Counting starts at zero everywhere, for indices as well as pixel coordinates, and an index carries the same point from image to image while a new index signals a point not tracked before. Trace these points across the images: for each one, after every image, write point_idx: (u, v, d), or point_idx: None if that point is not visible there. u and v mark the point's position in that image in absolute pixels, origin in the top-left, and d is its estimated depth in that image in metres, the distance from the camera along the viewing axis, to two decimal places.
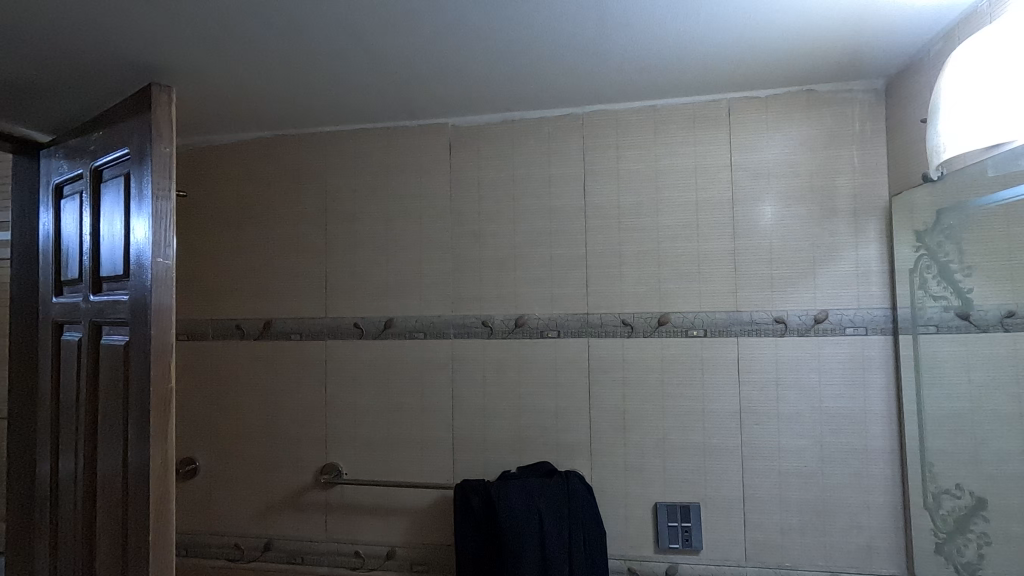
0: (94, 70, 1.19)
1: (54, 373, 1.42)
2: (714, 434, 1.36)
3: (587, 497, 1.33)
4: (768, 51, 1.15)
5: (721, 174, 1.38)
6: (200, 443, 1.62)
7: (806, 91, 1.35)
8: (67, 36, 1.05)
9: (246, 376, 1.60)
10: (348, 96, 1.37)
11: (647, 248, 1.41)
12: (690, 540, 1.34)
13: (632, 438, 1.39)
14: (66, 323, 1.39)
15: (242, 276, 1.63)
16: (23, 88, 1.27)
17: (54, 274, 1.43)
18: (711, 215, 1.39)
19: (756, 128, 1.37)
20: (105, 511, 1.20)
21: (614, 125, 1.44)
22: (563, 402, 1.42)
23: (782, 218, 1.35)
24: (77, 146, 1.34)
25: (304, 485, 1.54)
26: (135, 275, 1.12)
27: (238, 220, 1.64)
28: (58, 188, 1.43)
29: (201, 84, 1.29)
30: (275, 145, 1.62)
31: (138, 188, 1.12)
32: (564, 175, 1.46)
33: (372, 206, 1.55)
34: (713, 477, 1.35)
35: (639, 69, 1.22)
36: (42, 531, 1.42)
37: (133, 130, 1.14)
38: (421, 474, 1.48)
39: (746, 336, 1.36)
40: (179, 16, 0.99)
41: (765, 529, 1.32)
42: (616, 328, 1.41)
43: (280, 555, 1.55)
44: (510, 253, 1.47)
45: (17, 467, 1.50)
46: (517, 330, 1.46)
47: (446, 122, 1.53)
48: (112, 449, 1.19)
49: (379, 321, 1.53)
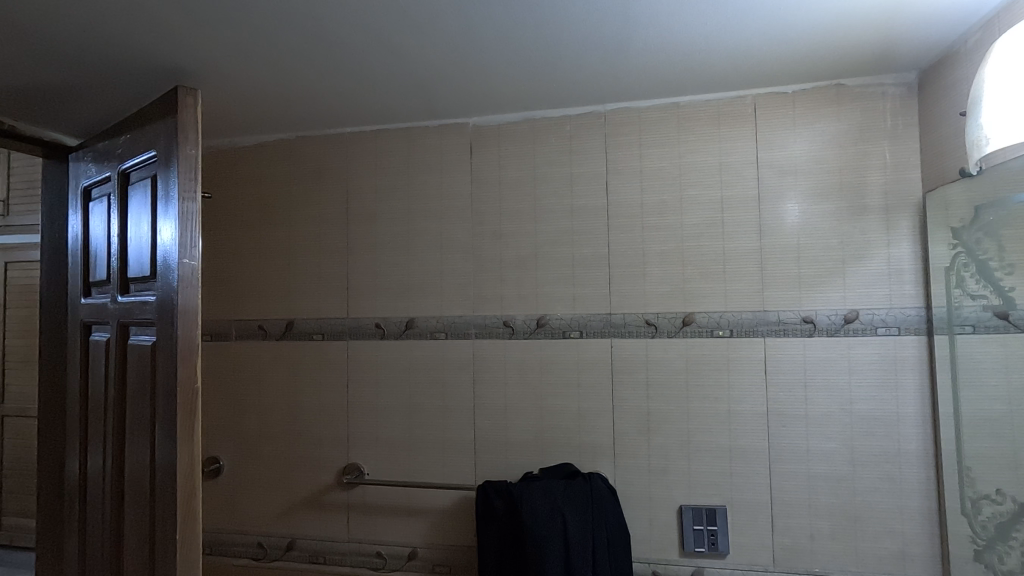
0: (122, 74, 1.21)
1: (82, 373, 1.44)
2: (740, 436, 1.33)
3: (610, 497, 1.32)
4: (796, 45, 1.13)
5: (747, 171, 1.36)
6: (224, 442, 1.63)
7: (835, 85, 1.32)
8: (97, 41, 1.06)
9: (269, 375, 1.61)
10: (370, 96, 1.37)
11: (671, 247, 1.39)
12: (716, 544, 1.31)
13: (656, 439, 1.37)
14: (94, 323, 1.41)
15: (265, 277, 1.64)
16: (53, 93, 1.29)
17: (83, 275, 1.45)
18: (737, 212, 1.36)
19: (782, 124, 1.35)
20: (133, 510, 1.21)
21: (636, 123, 1.42)
22: (585, 403, 1.41)
23: (810, 216, 1.32)
24: (105, 149, 1.36)
25: (327, 485, 1.55)
26: (162, 276, 1.13)
27: (260, 222, 1.65)
28: (86, 191, 1.45)
29: (225, 86, 1.30)
30: (297, 146, 1.63)
31: (165, 189, 1.13)
32: (586, 174, 1.44)
33: (393, 207, 1.56)
34: (740, 480, 1.32)
35: (663, 65, 1.20)
36: (72, 527, 1.44)
37: (160, 133, 1.15)
38: (442, 474, 1.48)
39: (774, 337, 1.33)
40: (205, 18, 1.00)
41: (793, 534, 1.29)
42: (639, 328, 1.39)
43: (303, 555, 1.55)
44: (532, 253, 1.46)
45: (47, 465, 1.52)
46: (539, 330, 1.45)
47: (466, 122, 1.52)
48: (140, 448, 1.20)
49: (400, 322, 1.53)
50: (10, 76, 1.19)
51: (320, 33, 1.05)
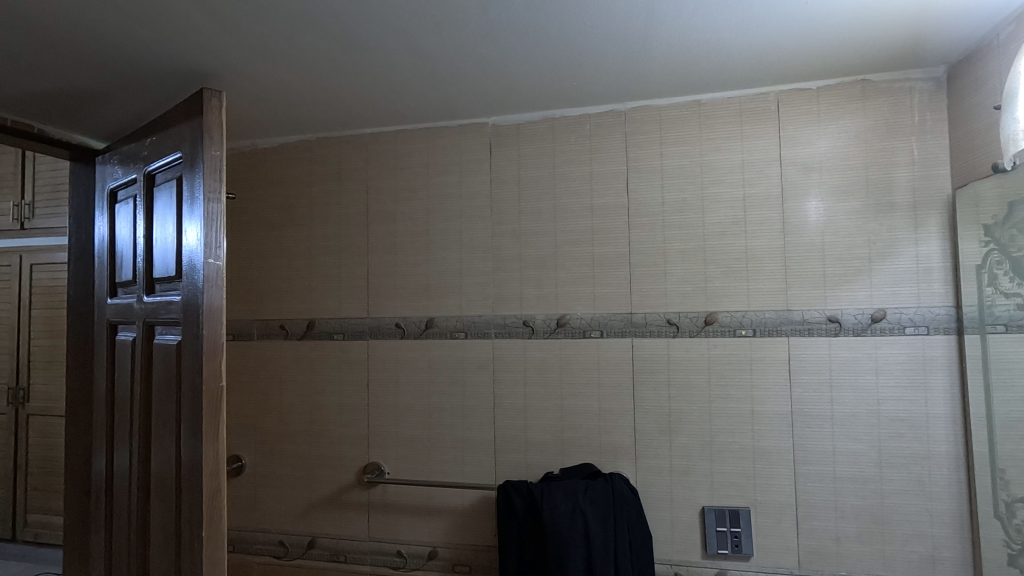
0: (148, 77, 1.23)
1: (108, 372, 1.46)
2: (764, 437, 1.31)
3: (631, 498, 1.31)
4: (822, 40, 1.11)
5: (770, 169, 1.34)
6: (246, 441, 1.65)
7: (861, 80, 1.30)
8: (125, 45, 1.08)
9: (290, 375, 1.62)
10: (391, 97, 1.37)
11: (692, 246, 1.38)
12: (740, 546, 1.30)
13: (678, 440, 1.35)
14: (120, 323, 1.44)
15: (287, 277, 1.65)
16: (81, 97, 1.32)
17: (109, 276, 1.48)
18: (760, 211, 1.35)
19: (806, 121, 1.33)
20: (160, 507, 1.23)
21: (657, 121, 1.41)
22: (606, 403, 1.40)
23: (835, 213, 1.31)
24: (131, 152, 1.38)
25: (347, 484, 1.56)
26: (187, 276, 1.15)
27: (281, 222, 1.67)
28: (112, 193, 1.48)
29: (248, 88, 1.32)
30: (318, 148, 1.65)
31: (191, 191, 1.15)
32: (607, 173, 1.44)
33: (413, 207, 1.56)
34: (764, 481, 1.31)
35: (685, 62, 1.19)
36: (98, 524, 1.47)
37: (185, 135, 1.17)
38: (463, 474, 1.48)
39: (799, 336, 1.31)
40: (231, 21, 1.01)
41: (819, 536, 1.27)
42: (660, 328, 1.38)
43: (324, 553, 1.56)
44: (552, 252, 1.46)
45: (74, 462, 1.55)
46: (559, 330, 1.44)
47: (486, 122, 1.52)
48: (166, 446, 1.21)
49: (420, 322, 1.54)
50: (41, 80, 1.22)
51: (343, 34, 1.06)
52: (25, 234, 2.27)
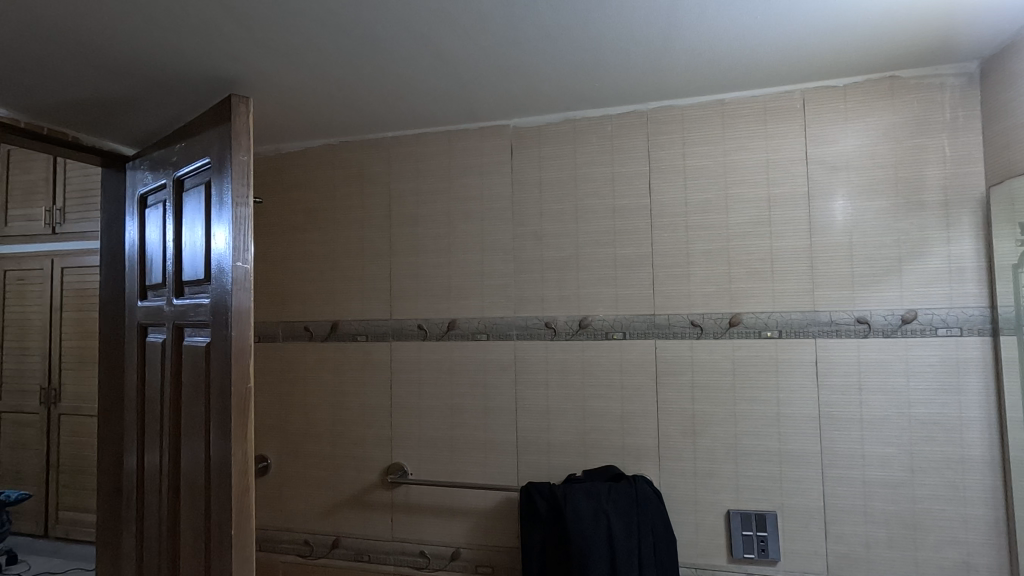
0: (177, 85, 1.26)
1: (139, 373, 1.50)
2: (791, 440, 1.29)
3: (655, 501, 1.30)
4: (847, 38, 1.10)
5: (795, 168, 1.33)
6: (271, 441, 1.67)
7: (889, 77, 1.28)
8: (156, 53, 1.10)
9: (314, 376, 1.64)
10: (412, 100, 1.38)
11: (716, 246, 1.37)
12: (766, 550, 1.28)
13: (702, 442, 1.34)
14: (150, 325, 1.47)
15: (311, 279, 1.68)
16: (112, 105, 1.35)
17: (139, 279, 1.51)
18: (785, 210, 1.33)
19: (832, 119, 1.31)
20: (189, 504, 1.25)
21: (679, 121, 1.40)
22: (629, 405, 1.39)
23: (861, 212, 1.29)
24: (160, 158, 1.42)
25: (371, 484, 1.57)
26: (216, 279, 1.17)
27: (305, 226, 1.69)
28: (142, 198, 1.51)
29: (273, 93, 1.34)
30: (340, 152, 1.67)
31: (219, 195, 1.17)
32: (629, 173, 1.43)
33: (435, 210, 1.57)
34: (790, 485, 1.29)
35: (707, 62, 1.19)
36: (129, 521, 1.50)
37: (214, 141, 1.19)
38: (485, 475, 1.49)
39: (826, 338, 1.29)
40: (258, 28, 1.02)
41: (848, 542, 1.25)
42: (684, 329, 1.37)
43: (348, 553, 1.58)
44: (573, 253, 1.46)
45: (106, 461, 1.59)
46: (581, 331, 1.44)
47: (506, 124, 1.53)
48: (195, 445, 1.24)
49: (442, 323, 1.55)
50: (76, 90, 1.26)
51: (367, 39, 1.07)
52: (56, 238, 2.34)
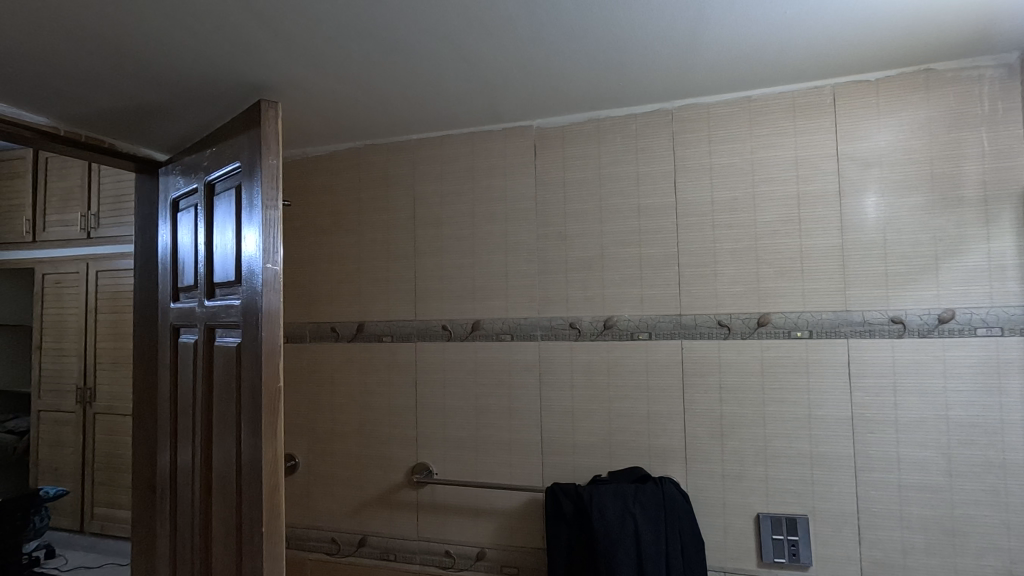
0: (208, 91, 1.28)
1: (172, 373, 1.54)
2: (823, 443, 1.27)
3: (683, 503, 1.28)
4: (879, 31, 1.08)
5: (826, 165, 1.30)
6: (299, 441, 1.70)
7: (923, 70, 1.25)
8: (189, 61, 1.13)
9: (341, 376, 1.67)
10: (437, 102, 1.39)
11: (744, 245, 1.35)
12: (798, 555, 1.25)
13: (731, 444, 1.32)
14: (182, 326, 1.51)
15: (337, 281, 1.70)
16: (147, 112, 1.39)
17: (172, 282, 1.55)
18: (815, 208, 1.31)
19: (864, 114, 1.28)
20: (222, 501, 1.28)
21: (705, 118, 1.39)
22: (656, 407, 1.38)
23: (894, 209, 1.25)
24: (192, 163, 1.45)
25: (397, 484, 1.58)
26: (247, 281, 1.19)
27: (331, 228, 1.71)
28: (175, 203, 1.55)
29: (301, 98, 1.36)
30: (366, 155, 1.69)
31: (250, 198, 1.19)
32: (654, 172, 1.42)
33: (459, 212, 1.58)
34: (823, 488, 1.26)
35: (734, 58, 1.17)
36: (163, 517, 1.54)
37: (244, 145, 1.21)
38: (510, 476, 1.49)
39: (859, 338, 1.26)
40: (288, 34, 1.04)
41: (884, 547, 1.22)
42: (711, 330, 1.36)
43: (374, 551, 1.59)
44: (598, 254, 1.45)
45: (140, 459, 1.63)
46: (606, 332, 1.43)
47: (530, 124, 1.53)
48: (227, 443, 1.26)
49: (466, 324, 1.55)
50: (112, 98, 1.29)
51: (394, 42, 1.08)
52: (91, 242, 2.41)
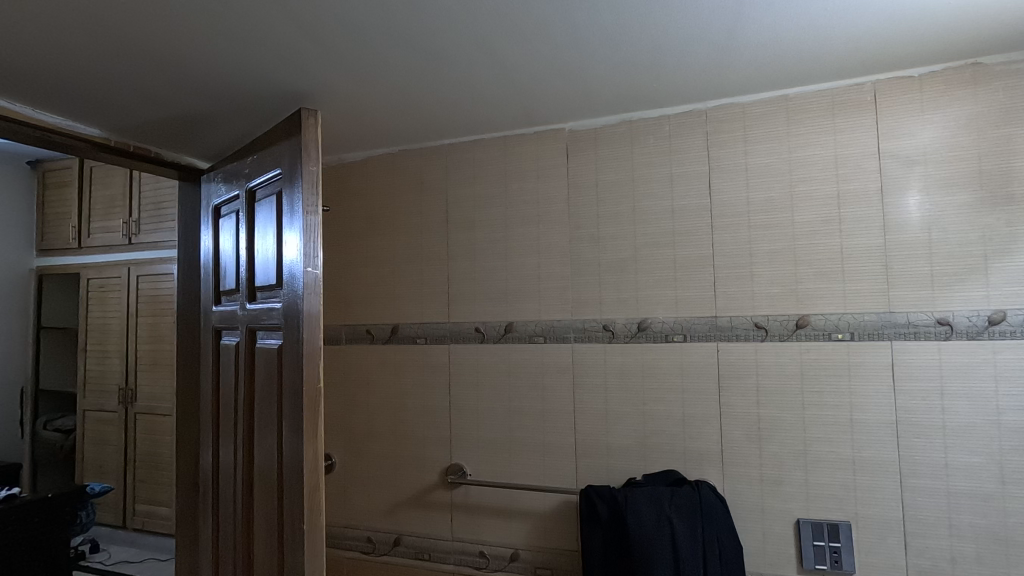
0: (250, 100, 1.33)
1: (214, 374, 1.59)
2: (865, 447, 1.24)
3: (720, 508, 1.27)
4: (923, 25, 1.05)
5: (867, 163, 1.28)
6: (335, 441, 1.73)
7: (971, 64, 1.21)
8: (233, 71, 1.17)
9: (376, 378, 1.69)
10: (470, 105, 1.41)
11: (781, 246, 1.33)
12: (840, 562, 1.23)
13: (769, 448, 1.30)
14: (224, 328, 1.55)
15: (372, 284, 1.73)
16: (191, 122, 1.44)
17: (214, 286, 1.61)
18: (856, 208, 1.28)
19: (907, 111, 1.25)
20: (263, 499, 1.31)
21: (740, 118, 1.37)
22: (691, 409, 1.37)
23: (938, 208, 1.22)
24: (234, 171, 1.50)
25: (431, 484, 1.60)
26: (289, 285, 1.22)
27: (366, 232, 1.75)
28: (217, 209, 1.60)
29: (339, 105, 1.39)
30: (399, 160, 1.72)
31: (291, 204, 1.22)
32: (688, 173, 1.41)
33: (491, 215, 1.60)
34: (865, 494, 1.23)
35: (770, 57, 1.16)
36: (205, 513, 1.59)
37: (285, 153, 1.24)
38: (544, 478, 1.49)
39: (903, 340, 1.23)
40: (329, 42, 1.07)
41: (931, 555, 1.18)
42: (748, 331, 1.34)
43: (409, 551, 1.61)
44: (631, 255, 1.45)
45: (183, 457, 1.69)
46: (641, 334, 1.43)
47: (562, 127, 1.53)
48: (269, 442, 1.30)
49: (499, 326, 1.57)
50: (158, 108, 1.34)
51: (431, 47, 1.10)
52: (133, 248, 2.50)
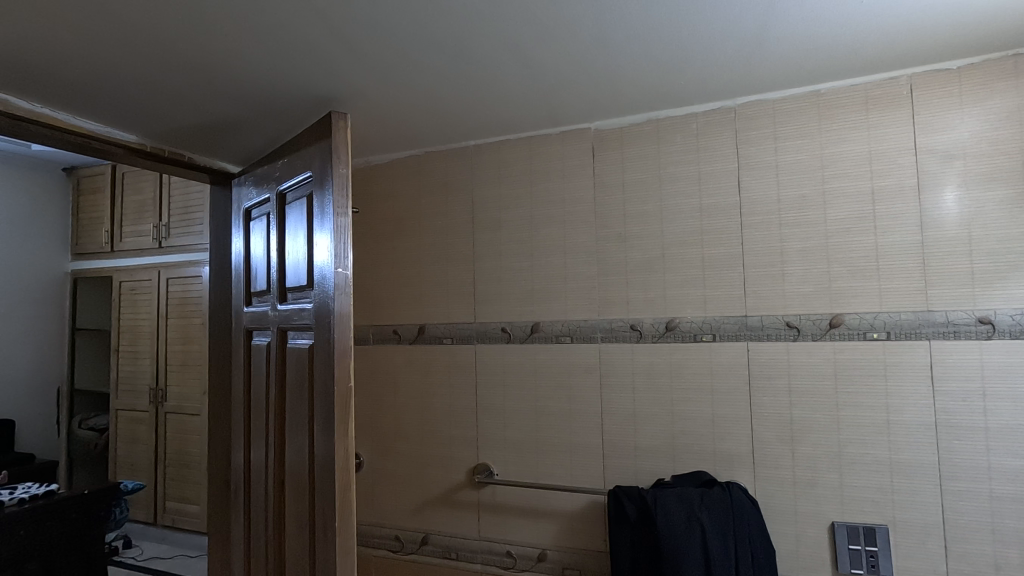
0: (280, 104, 1.35)
1: (245, 374, 1.62)
2: (902, 450, 1.21)
3: (751, 509, 1.25)
4: (959, 16, 1.02)
5: (902, 158, 1.25)
6: (363, 440, 1.75)
7: (1012, 55, 1.18)
8: (266, 75, 1.19)
9: (403, 378, 1.71)
10: (496, 106, 1.41)
11: (813, 244, 1.31)
12: (877, 567, 1.20)
13: (802, 450, 1.28)
14: (255, 329, 1.58)
15: (399, 285, 1.75)
16: (223, 127, 1.47)
17: (245, 287, 1.64)
18: (891, 205, 1.25)
19: (944, 105, 1.22)
20: (295, 496, 1.33)
21: (770, 115, 1.36)
22: (721, 410, 1.35)
23: (978, 204, 1.19)
24: (265, 174, 1.53)
25: (458, 484, 1.61)
26: (320, 287, 1.23)
27: (393, 233, 1.77)
28: (248, 212, 1.64)
29: (367, 107, 1.41)
30: (425, 162, 1.73)
31: (321, 206, 1.24)
32: (717, 171, 1.40)
33: (517, 215, 1.60)
34: (903, 497, 1.20)
35: (801, 52, 1.14)
36: (237, 509, 1.62)
37: (316, 156, 1.26)
38: (571, 479, 1.49)
39: (941, 340, 1.20)
40: (359, 46, 1.08)
41: (973, 561, 1.15)
42: (779, 331, 1.32)
43: (437, 550, 1.62)
44: (659, 254, 1.44)
45: (215, 456, 1.73)
46: (669, 333, 1.41)
47: (588, 127, 1.53)
48: (300, 441, 1.32)
49: (526, 326, 1.57)
50: (193, 113, 1.38)
51: (460, 49, 1.11)
52: (164, 251, 2.56)
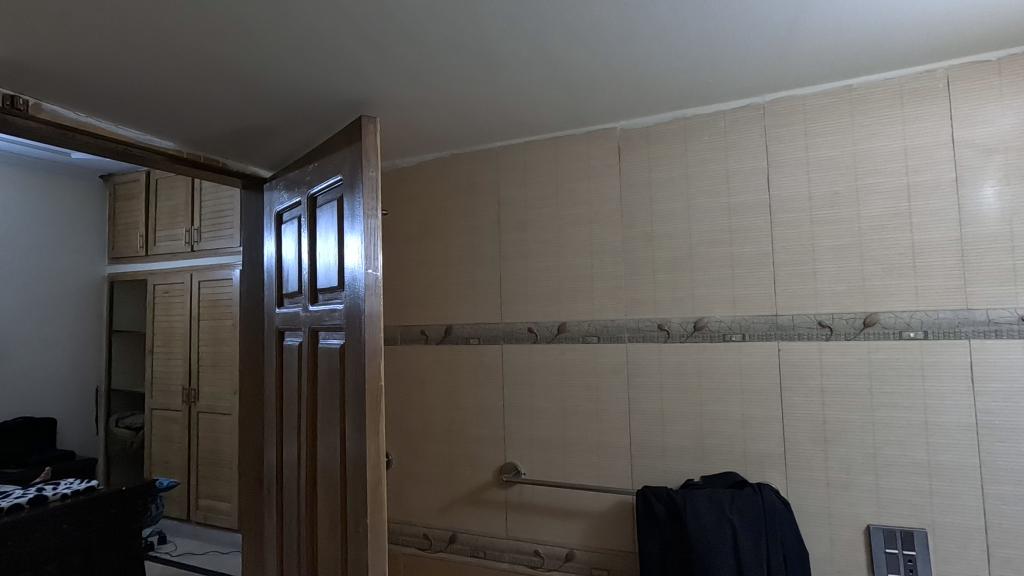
0: (312, 109, 1.38)
1: (277, 373, 1.65)
2: (941, 451, 1.18)
3: (784, 511, 1.23)
4: (997, 7, 1.00)
5: (939, 153, 1.22)
6: (391, 439, 1.78)
7: None
8: (298, 82, 1.22)
9: (431, 377, 1.73)
10: (522, 107, 1.42)
11: (846, 241, 1.28)
12: (915, 571, 1.17)
13: (835, 451, 1.26)
14: (287, 330, 1.62)
15: (426, 285, 1.77)
16: (256, 132, 1.51)
17: (277, 289, 1.68)
18: (928, 201, 1.22)
19: (983, 97, 1.19)
20: (326, 493, 1.36)
21: (800, 111, 1.34)
22: (751, 410, 1.34)
23: (1019, 198, 1.16)
24: (296, 178, 1.56)
25: (485, 483, 1.62)
26: (351, 287, 1.26)
27: (420, 235, 1.79)
28: (280, 215, 1.68)
29: (395, 111, 1.44)
30: (452, 163, 1.75)
31: (352, 208, 1.26)
32: (746, 169, 1.38)
33: (543, 215, 1.61)
34: (942, 500, 1.17)
35: (832, 46, 1.13)
36: (270, 506, 1.66)
37: (346, 159, 1.29)
38: (599, 479, 1.49)
39: (981, 339, 1.17)
40: (389, 51, 1.10)
41: (1017, 566, 1.11)
42: (811, 330, 1.30)
43: (465, 548, 1.64)
44: (686, 253, 1.43)
45: (249, 454, 1.77)
46: (697, 333, 1.41)
47: (613, 126, 1.53)
48: (331, 439, 1.34)
49: (552, 326, 1.57)
50: (228, 120, 1.42)
51: (486, 52, 1.12)
52: (197, 255, 2.64)
